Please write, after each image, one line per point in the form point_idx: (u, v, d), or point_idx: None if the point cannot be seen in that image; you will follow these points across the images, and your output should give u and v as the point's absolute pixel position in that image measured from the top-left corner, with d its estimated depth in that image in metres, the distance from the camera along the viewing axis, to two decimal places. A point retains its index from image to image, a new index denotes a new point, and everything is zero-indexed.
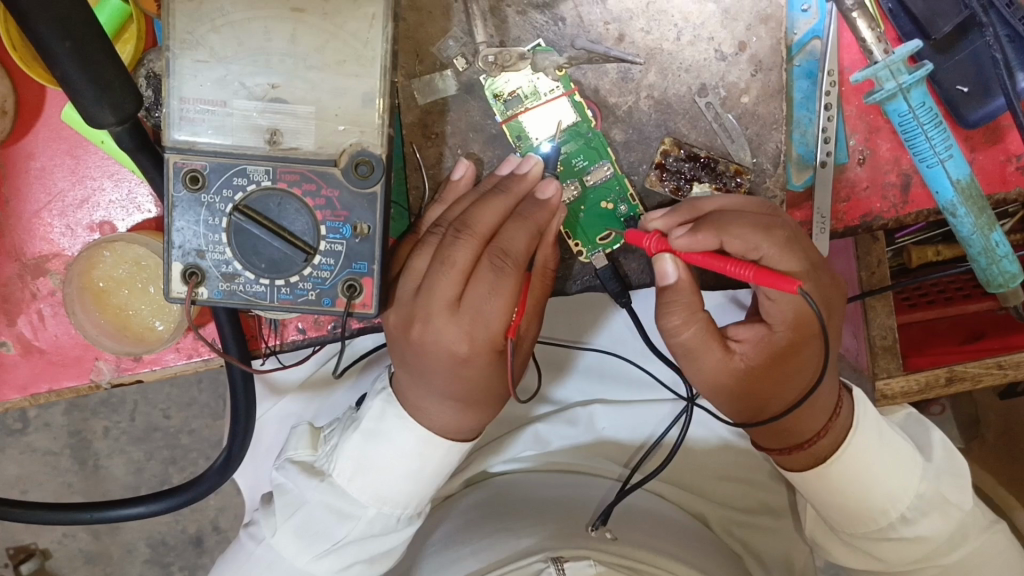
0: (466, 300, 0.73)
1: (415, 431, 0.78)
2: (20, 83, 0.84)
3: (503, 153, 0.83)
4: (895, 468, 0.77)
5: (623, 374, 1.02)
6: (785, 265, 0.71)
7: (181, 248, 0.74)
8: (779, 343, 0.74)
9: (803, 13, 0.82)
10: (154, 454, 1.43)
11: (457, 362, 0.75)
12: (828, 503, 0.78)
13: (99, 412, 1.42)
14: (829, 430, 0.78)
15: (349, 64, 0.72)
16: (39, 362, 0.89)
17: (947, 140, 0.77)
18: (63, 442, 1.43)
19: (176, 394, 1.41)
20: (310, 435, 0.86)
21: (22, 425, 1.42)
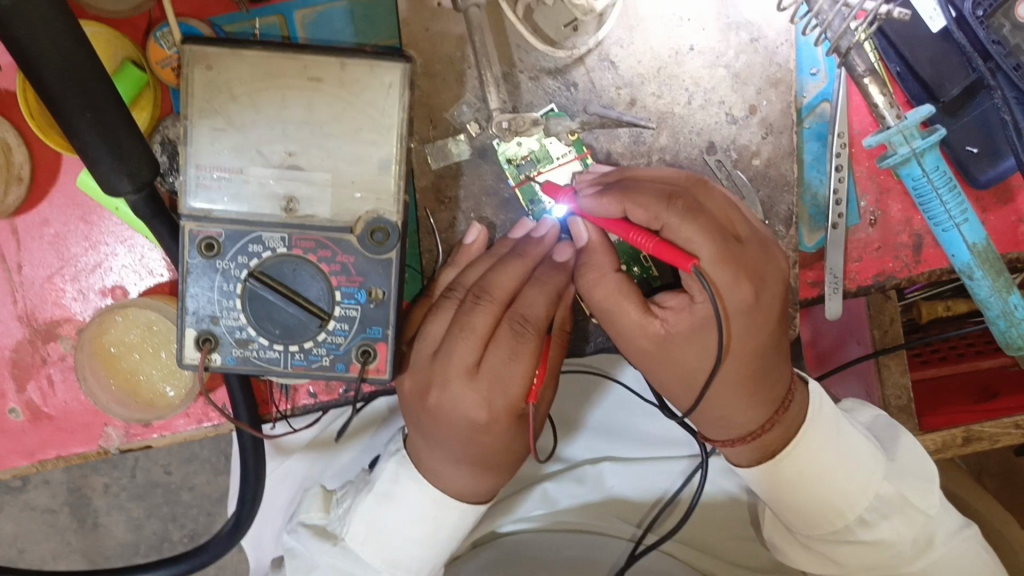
0: (486, 365, 0.73)
1: (428, 494, 0.78)
2: (36, 150, 0.85)
3: (515, 217, 0.83)
4: (852, 467, 0.76)
5: (634, 433, 1.02)
6: (669, 240, 0.69)
7: (195, 314, 0.73)
8: (697, 311, 0.70)
9: (812, 77, 0.84)
10: (154, 511, 1.41)
11: (475, 428, 0.74)
12: (783, 499, 0.78)
13: (99, 469, 1.40)
14: (777, 422, 0.77)
15: (365, 131, 0.73)
16: (47, 428, 0.88)
17: (962, 205, 0.77)
18: (62, 500, 1.41)
19: (178, 450, 1.40)
20: (322, 498, 0.85)
21: (22, 482, 1.40)
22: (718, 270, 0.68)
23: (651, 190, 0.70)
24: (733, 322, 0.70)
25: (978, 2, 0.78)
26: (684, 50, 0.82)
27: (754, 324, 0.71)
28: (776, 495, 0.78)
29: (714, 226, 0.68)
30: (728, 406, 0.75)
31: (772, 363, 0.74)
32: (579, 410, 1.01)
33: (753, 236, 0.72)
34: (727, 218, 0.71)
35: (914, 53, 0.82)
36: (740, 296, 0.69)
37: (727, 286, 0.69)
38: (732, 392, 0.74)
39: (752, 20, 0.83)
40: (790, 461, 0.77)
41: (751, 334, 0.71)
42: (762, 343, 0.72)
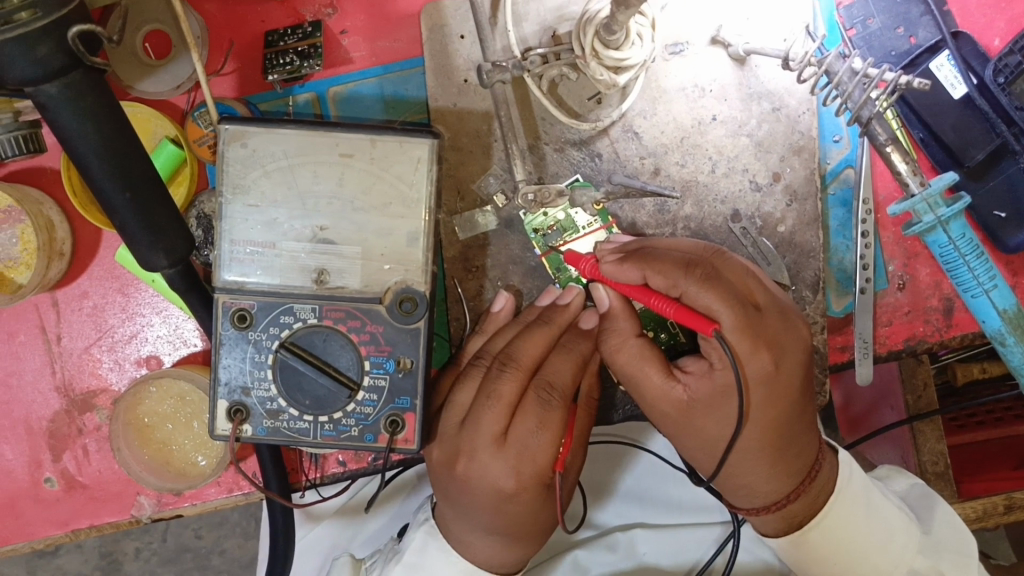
0: (512, 434, 0.73)
1: (458, 565, 0.78)
2: (78, 226, 0.88)
3: (542, 284, 0.84)
4: (884, 542, 0.76)
5: (665, 499, 1.00)
6: (689, 304, 0.69)
7: (227, 385, 0.75)
8: (718, 379, 0.70)
9: (835, 144, 0.85)
10: None
11: (503, 498, 0.73)
12: (811, 568, 0.77)
13: (130, 534, 1.41)
14: (801, 494, 0.75)
15: (394, 205, 0.75)
16: (81, 497, 0.89)
17: (991, 271, 0.76)
18: (94, 564, 1.41)
19: (208, 515, 1.41)
20: (352, 567, 0.86)
21: (54, 547, 1.41)
22: (736, 336, 0.67)
23: (670, 258, 0.71)
24: (752, 391, 0.69)
25: (1000, 69, 0.80)
26: (706, 120, 0.83)
27: (775, 394, 0.70)
28: (804, 564, 0.77)
29: (732, 292, 0.68)
30: (750, 476, 0.74)
31: (796, 433, 0.73)
32: (609, 476, 1.00)
33: (775, 307, 0.71)
34: (748, 288, 0.72)
35: (936, 120, 0.83)
36: (760, 366, 0.69)
37: (746, 354, 0.68)
38: (757, 464, 0.73)
39: (773, 90, 0.83)
40: (819, 534, 0.76)
41: (771, 403, 0.70)
42: (784, 413, 0.71)
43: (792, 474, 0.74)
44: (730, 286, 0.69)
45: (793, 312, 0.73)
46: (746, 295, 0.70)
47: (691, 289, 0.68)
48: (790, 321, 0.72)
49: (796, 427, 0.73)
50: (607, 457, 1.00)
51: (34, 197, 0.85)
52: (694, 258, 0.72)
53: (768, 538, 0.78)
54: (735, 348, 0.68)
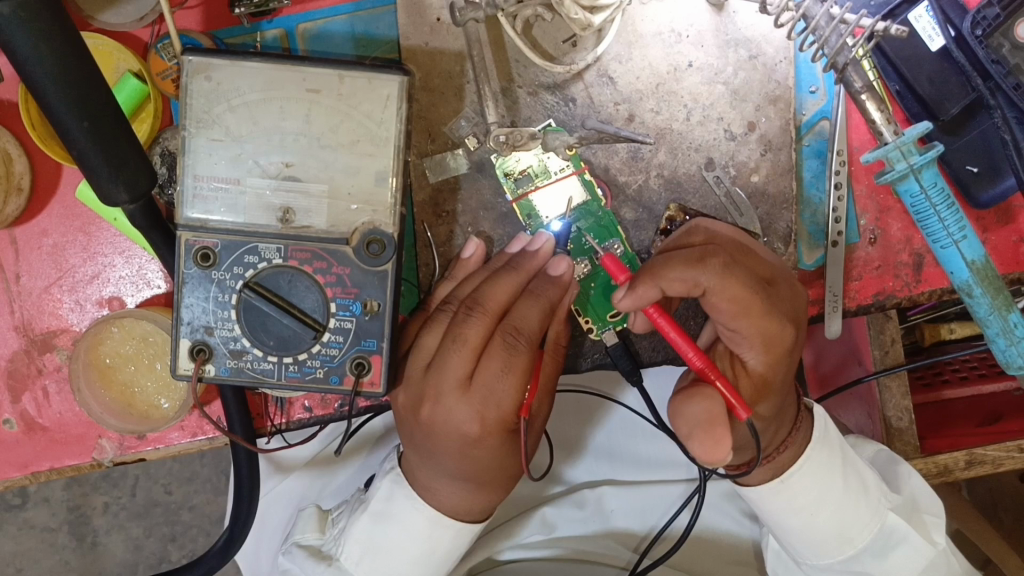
0: (478, 378, 0.72)
1: (424, 513, 0.77)
2: (38, 161, 0.86)
3: (514, 231, 0.83)
4: (861, 499, 0.76)
5: (636, 457, 1.00)
6: (727, 296, 0.67)
7: (190, 325, 0.73)
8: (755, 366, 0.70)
9: (811, 94, 0.83)
10: (153, 531, 1.41)
11: (468, 442, 0.73)
12: (787, 521, 0.77)
13: (99, 488, 1.41)
14: (790, 444, 0.77)
15: (362, 143, 0.73)
16: (41, 439, 0.88)
17: (961, 221, 0.75)
18: (62, 518, 1.41)
19: (178, 470, 1.40)
20: (318, 518, 0.85)
21: (21, 500, 1.41)
22: (768, 325, 0.68)
23: (677, 259, 0.69)
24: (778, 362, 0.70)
25: (978, 21, 0.77)
26: (682, 67, 0.82)
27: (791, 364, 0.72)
28: (778, 515, 0.77)
29: (746, 279, 0.68)
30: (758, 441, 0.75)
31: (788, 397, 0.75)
32: (579, 433, 1.01)
33: (773, 276, 0.73)
34: (749, 266, 0.71)
35: (913, 71, 0.82)
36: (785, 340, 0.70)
37: (773, 333, 0.68)
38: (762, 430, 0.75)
39: (751, 37, 0.82)
40: (790, 487, 0.76)
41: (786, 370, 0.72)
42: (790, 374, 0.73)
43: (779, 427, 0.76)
44: (741, 273, 0.68)
45: (790, 275, 0.75)
46: (752, 272, 0.70)
47: (714, 290, 0.67)
48: (784, 282, 0.73)
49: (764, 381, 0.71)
50: (577, 413, 1.01)
51: None
52: (696, 252, 0.70)
53: (748, 488, 0.78)
54: (767, 338, 0.68)
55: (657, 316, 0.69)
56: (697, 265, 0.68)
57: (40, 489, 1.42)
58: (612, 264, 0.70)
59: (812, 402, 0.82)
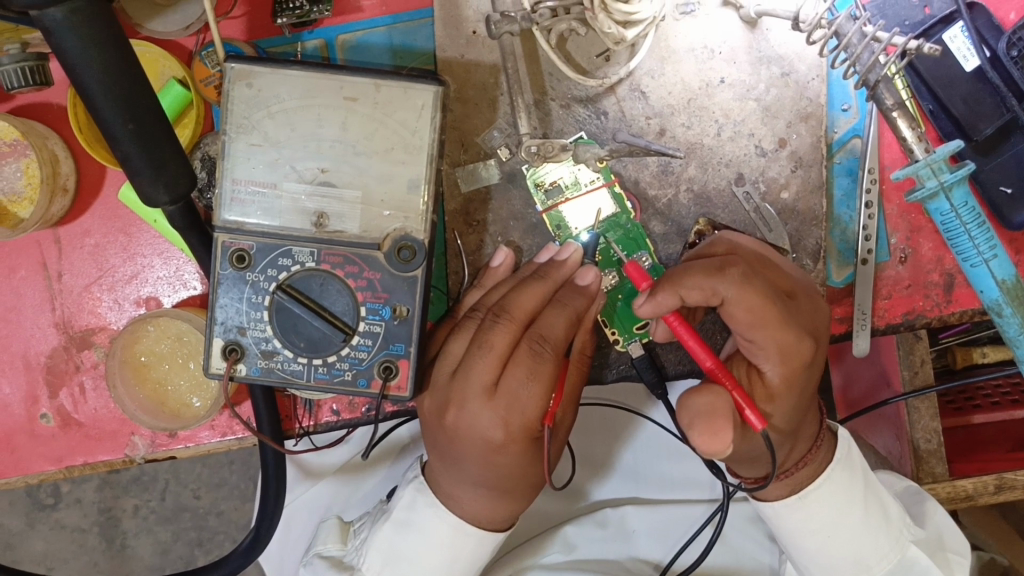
0: (503, 385, 0.73)
1: (445, 520, 0.77)
2: (83, 163, 0.88)
3: (543, 241, 0.84)
4: (881, 528, 0.76)
5: (660, 474, 1.00)
6: (747, 304, 0.68)
7: (223, 325, 0.75)
8: (773, 378, 0.70)
9: (842, 112, 0.83)
10: (180, 535, 1.43)
11: (491, 449, 0.73)
12: (803, 542, 0.77)
13: (130, 490, 1.43)
14: (808, 461, 0.76)
15: (396, 151, 0.75)
16: (76, 434, 0.90)
17: (992, 240, 0.75)
18: (93, 519, 1.44)
19: (207, 474, 1.42)
20: (339, 529, 0.86)
21: (54, 500, 1.44)
22: (786, 336, 0.68)
23: (697, 268, 0.69)
24: (798, 374, 0.70)
25: (1013, 42, 0.78)
26: (714, 83, 0.83)
27: (810, 378, 0.72)
28: (795, 535, 0.77)
29: (764, 292, 0.68)
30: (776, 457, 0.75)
31: (808, 413, 0.75)
32: (600, 450, 1.01)
33: (793, 289, 0.73)
34: (768, 277, 0.72)
35: (947, 91, 0.82)
36: (804, 352, 0.69)
37: (792, 344, 0.69)
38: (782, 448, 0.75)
39: (784, 54, 0.83)
40: (808, 509, 0.76)
41: (805, 383, 0.72)
42: (808, 387, 0.73)
43: (797, 442, 0.76)
44: (759, 284, 0.69)
45: (812, 291, 0.75)
46: (772, 283, 0.71)
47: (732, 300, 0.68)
48: (804, 295, 0.73)
49: (789, 398, 0.71)
50: (599, 431, 1.01)
51: (39, 131, 0.85)
52: (715, 261, 0.70)
53: (765, 503, 0.78)
54: (785, 348, 0.69)
55: (676, 322, 0.69)
56: (716, 273, 0.68)
57: (73, 489, 1.45)
58: (635, 272, 0.71)
59: (837, 426, 0.81)
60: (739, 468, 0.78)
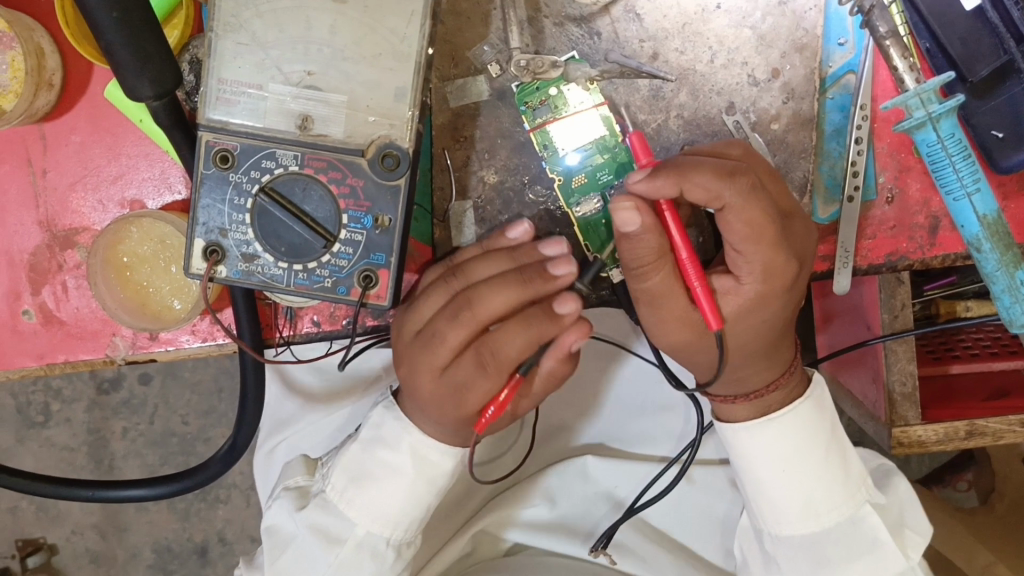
0: (450, 374, 0.74)
1: (411, 436, 0.78)
2: (70, 59, 0.87)
3: (530, 161, 0.83)
4: (838, 475, 0.77)
5: (627, 419, 1.02)
6: (748, 219, 0.66)
7: (205, 226, 0.75)
8: (747, 294, 0.70)
9: (839, 47, 0.82)
10: (167, 458, 1.57)
11: (431, 414, 0.76)
12: (756, 473, 0.79)
13: (120, 412, 1.58)
14: (779, 386, 0.78)
15: (385, 57, 0.74)
16: (58, 333, 0.91)
17: (976, 174, 0.75)
18: (81, 439, 1.58)
19: (197, 402, 1.56)
20: (305, 465, 0.86)
21: (44, 418, 1.58)
22: (775, 256, 0.68)
23: (707, 165, 0.66)
24: (777, 292, 0.71)
25: None
26: (710, 8, 0.82)
27: (789, 300, 0.73)
28: (750, 464, 0.79)
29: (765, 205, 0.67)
30: (740, 369, 0.77)
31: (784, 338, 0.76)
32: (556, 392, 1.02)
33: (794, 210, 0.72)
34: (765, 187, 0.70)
35: (946, 29, 0.81)
36: (790, 274, 0.70)
37: (774, 265, 0.69)
38: (752, 369, 0.77)
39: None
40: (763, 440, 0.77)
41: (782, 305, 0.73)
42: (784, 313, 0.74)
43: (769, 365, 0.77)
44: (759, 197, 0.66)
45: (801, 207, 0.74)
46: (776, 200, 0.70)
47: (731, 208, 0.66)
48: (800, 216, 0.73)
49: (761, 315, 0.72)
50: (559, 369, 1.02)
51: (26, 23, 0.84)
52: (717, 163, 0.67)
53: (727, 424, 0.80)
54: (769, 268, 0.69)
55: (666, 209, 0.67)
56: (724, 178, 0.65)
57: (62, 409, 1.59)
58: (638, 145, 0.67)
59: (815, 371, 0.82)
60: (710, 385, 0.80)
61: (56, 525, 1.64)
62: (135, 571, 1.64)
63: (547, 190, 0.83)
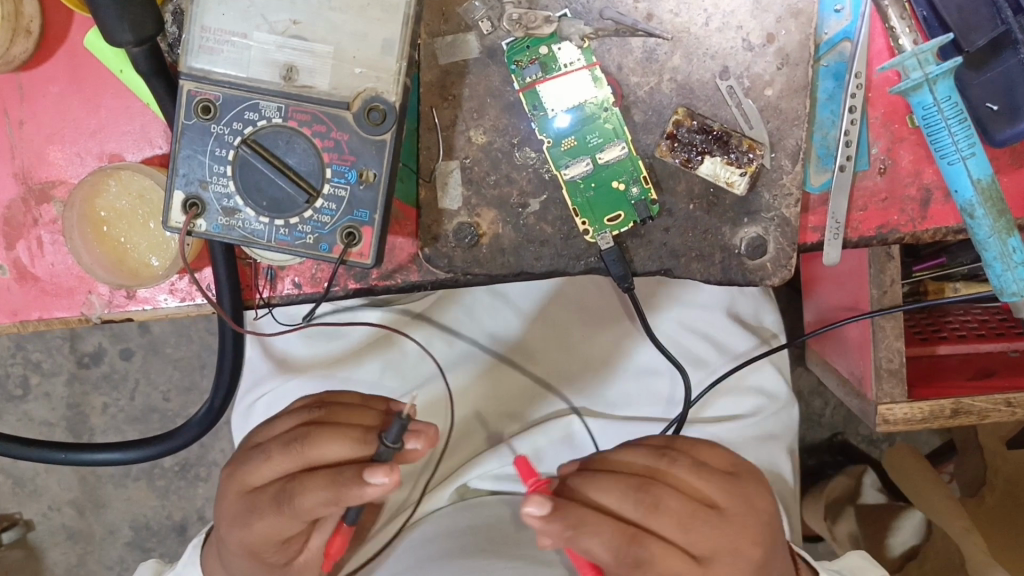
0: (258, 502, 0.72)
1: None
2: (49, 6, 0.85)
3: (518, 122, 0.81)
4: None
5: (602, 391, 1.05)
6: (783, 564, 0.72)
7: (185, 178, 0.73)
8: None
9: (836, 13, 0.82)
10: (148, 434, 1.55)
11: (244, 541, 0.76)
12: None
13: (100, 387, 1.55)
14: None
15: (372, 8, 0.72)
16: (32, 289, 0.89)
17: (971, 138, 0.74)
18: (61, 414, 1.56)
19: (178, 377, 1.54)
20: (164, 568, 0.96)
21: (24, 391, 1.56)
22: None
23: (755, 484, 0.68)
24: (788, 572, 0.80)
25: None
26: None
27: None
28: None
29: (762, 497, 0.68)
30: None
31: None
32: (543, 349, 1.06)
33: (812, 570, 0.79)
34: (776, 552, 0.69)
35: None
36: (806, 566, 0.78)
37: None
38: None
39: None
40: None
41: None
42: None
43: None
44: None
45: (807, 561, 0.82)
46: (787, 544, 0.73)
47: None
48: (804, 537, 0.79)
49: None
50: (550, 325, 1.06)
51: None
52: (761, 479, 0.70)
53: None
54: None
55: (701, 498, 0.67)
56: (615, 561, 0.63)
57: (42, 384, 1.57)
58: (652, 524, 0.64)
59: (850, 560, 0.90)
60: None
61: (33, 500, 1.62)
62: (111, 548, 1.62)
63: (537, 151, 0.81)
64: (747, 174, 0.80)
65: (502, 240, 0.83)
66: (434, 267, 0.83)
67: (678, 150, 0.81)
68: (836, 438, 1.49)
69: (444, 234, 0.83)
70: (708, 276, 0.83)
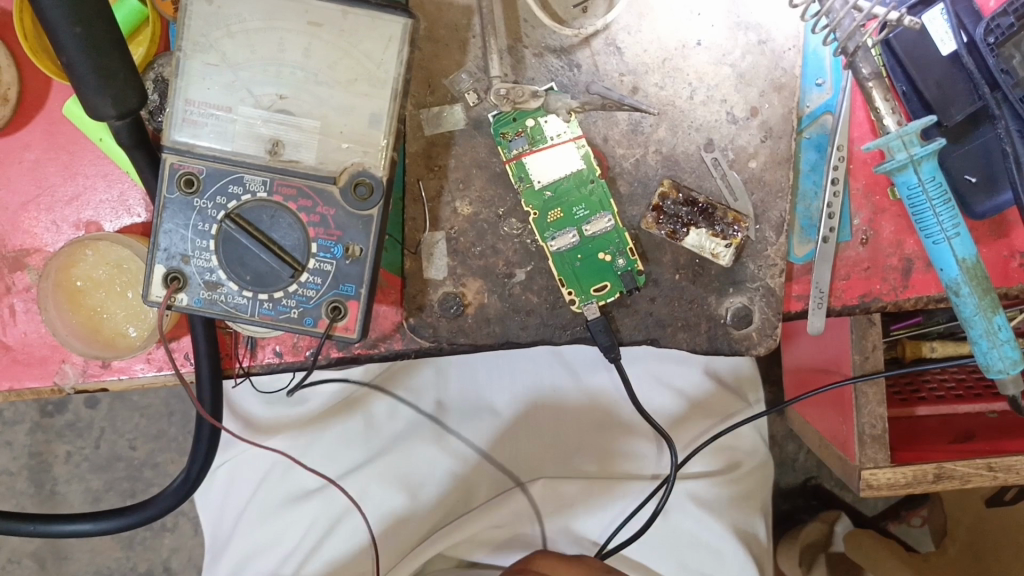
0: None
1: None
2: (27, 73, 0.84)
3: (504, 192, 0.81)
4: None
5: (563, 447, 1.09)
6: None
7: (166, 252, 0.72)
8: None
9: (817, 87, 0.84)
10: (113, 484, 1.51)
11: None
12: None
13: (63, 436, 1.51)
14: None
15: (360, 83, 0.72)
16: (3, 358, 0.86)
17: (956, 218, 0.75)
18: (22, 463, 1.51)
19: (144, 426, 1.50)
20: None
21: None
22: None
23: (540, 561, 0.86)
24: None
25: (990, 28, 0.77)
26: (691, 44, 0.81)
27: None
28: None
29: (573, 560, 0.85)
30: None
31: None
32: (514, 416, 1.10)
33: None
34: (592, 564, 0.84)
35: (921, 73, 0.82)
36: None
37: None
38: None
39: (761, 22, 0.81)
40: None
41: None
42: None
43: None
44: None
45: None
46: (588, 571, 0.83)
47: None
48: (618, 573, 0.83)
49: None
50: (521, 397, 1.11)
51: None
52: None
53: None
54: None
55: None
56: None
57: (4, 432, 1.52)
58: None
59: None
60: None
61: None
62: None
63: (522, 222, 0.81)
64: (731, 247, 0.80)
65: (487, 310, 0.82)
66: (419, 337, 0.82)
67: (664, 221, 0.81)
68: (809, 483, 1.47)
69: (429, 304, 0.82)
70: (694, 346, 0.83)
